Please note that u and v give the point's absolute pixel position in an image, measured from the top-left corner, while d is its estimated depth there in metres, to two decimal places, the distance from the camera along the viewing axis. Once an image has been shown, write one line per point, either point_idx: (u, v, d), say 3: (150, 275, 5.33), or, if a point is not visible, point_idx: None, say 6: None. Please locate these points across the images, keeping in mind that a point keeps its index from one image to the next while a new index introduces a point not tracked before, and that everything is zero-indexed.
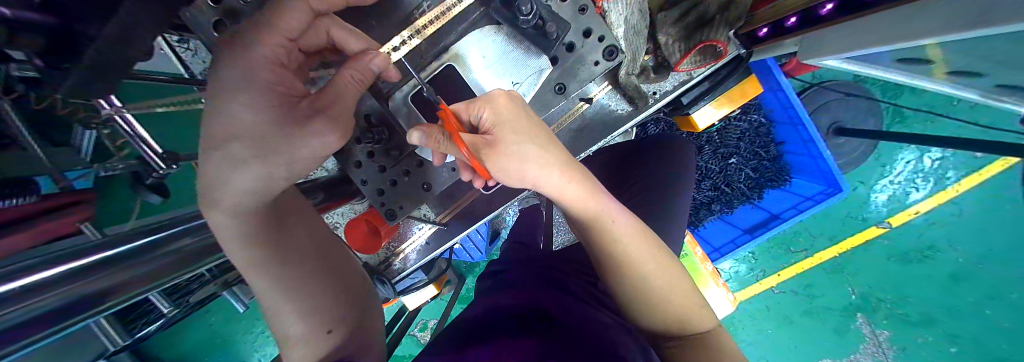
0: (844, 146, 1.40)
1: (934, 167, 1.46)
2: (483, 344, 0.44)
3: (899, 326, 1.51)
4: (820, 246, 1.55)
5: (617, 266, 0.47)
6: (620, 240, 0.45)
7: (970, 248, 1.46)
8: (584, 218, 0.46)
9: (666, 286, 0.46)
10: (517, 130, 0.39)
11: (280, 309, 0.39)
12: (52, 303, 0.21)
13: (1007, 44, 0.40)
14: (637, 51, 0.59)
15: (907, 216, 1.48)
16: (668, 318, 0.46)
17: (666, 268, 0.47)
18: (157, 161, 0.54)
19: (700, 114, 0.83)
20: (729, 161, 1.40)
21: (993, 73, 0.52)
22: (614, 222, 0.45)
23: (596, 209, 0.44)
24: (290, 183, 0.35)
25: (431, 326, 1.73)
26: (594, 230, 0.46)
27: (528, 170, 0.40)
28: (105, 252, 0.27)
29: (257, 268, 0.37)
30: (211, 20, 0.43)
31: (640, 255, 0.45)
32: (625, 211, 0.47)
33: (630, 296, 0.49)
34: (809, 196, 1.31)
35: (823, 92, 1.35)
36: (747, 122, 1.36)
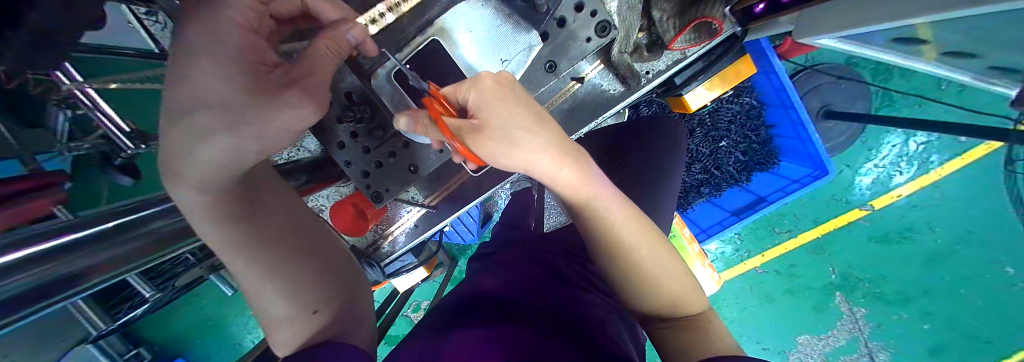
0: (832, 130, 1.42)
1: (918, 151, 1.50)
2: (471, 325, 0.45)
3: (874, 304, 1.61)
4: (803, 227, 1.61)
5: (608, 250, 0.47)
6: (610, 225, 0.45)
7: (946, 231, 1.54)
8: (575, 202, 0.45)
9: (655, 270, 0.46)
10: (506, 112, 0.37)
11: (263, 289, 0.38)
12: (25, 286, 0.20)
13: (1007, 22, 0.40)
14: (631, 27, 0.55)
15: (889, 199, 1.54)
16: (658, 302, 0.47)
17: (656, 251, 0.47)
18: (123, 140, 0.51)
19: (691, 95, 0.82)
20: (719, 144, 1.42)
21: (987, 54, 0.52)
22: (606, 209, 0.45)
23: (588, 194, 0.43)
24: (263, 160, 0.33)
25: (424, 307, 1.77)
26: (585, 214, 0.46)
27: (519, 154, 0.38)
28: (76, 234, 0.26)
29: (233, 248, 0.36)
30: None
31: (632, 241, 0.45)
32: (617, 196, 0.46)
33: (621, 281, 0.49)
34: (796, 179, 1.34)
35: (815, 75, 1.35)
36: (739, 105, 1.36)
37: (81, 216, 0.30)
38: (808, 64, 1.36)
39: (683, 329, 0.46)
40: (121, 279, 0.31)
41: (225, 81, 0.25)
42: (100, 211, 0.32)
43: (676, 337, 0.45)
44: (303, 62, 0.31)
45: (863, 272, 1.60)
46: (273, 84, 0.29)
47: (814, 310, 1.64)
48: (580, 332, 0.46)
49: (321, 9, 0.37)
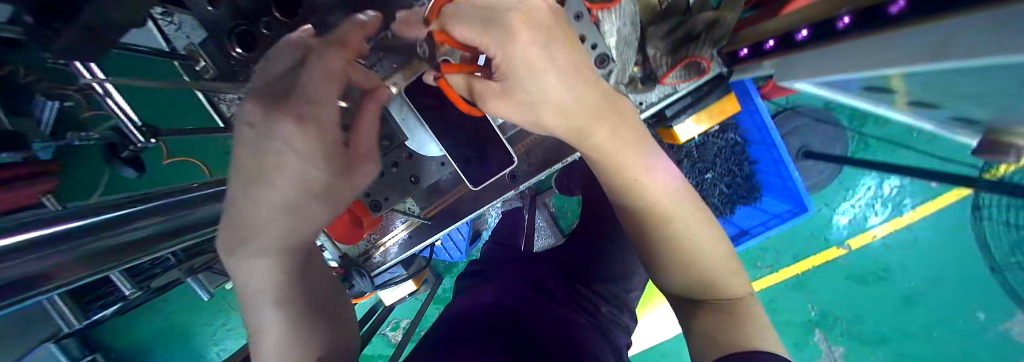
0: (810, 169, 1.51)
1: (891, 194, 1.59)
2: (466, 339, 0.46)
3: (853, 343, 1.64)
4: (784, 262, 1.66)
5: (652, 225, 0.47)
6: (657, 197, 0.46)
7: (921, 273, 1.60)
8: (618, 177, 0.47)
9: (698, 247, 0.46)
10: (533, 70, 0.36)
11: (266, 307, 0.40)
12: (17, 274, 0.20)
13: (957, 80, 0.46)
14: (627, 62, 0.61)
15: (866, 238, 1.61)
16: (696, 282, 0.47)
17: (713, 240, 0.48)
18: (134, 134, 0.49)
19: (681, 127, 0.86)
20: (705, 175, 1.48)
21: (949, 105, 0.58)
22: (652, 180, 0.46)
23: (634, 167, 0.46)
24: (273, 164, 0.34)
25: (404, 326, 1.69)
26: (631, 187, 0.47)
27: (541, 112, 0.40)
28: (60, 225, 0.24)
29: (251, 264, 0.38)
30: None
31: (675, 213, 0.46)
32: (665, 171, 0.48)
33: (663, 259, 0.49)
34: (775, 214, 1.42)
35: (794, 117, 1.47)
36: (724, 140, 1.44)
37: (72, 207, 0.30)
38: (788, 106, 1.47)
39: (725, 309, 0.44)
40: (102, 275, 0.30)
41: None
42: (92, 204, 0.31)
43: (724, 319, 0.43)
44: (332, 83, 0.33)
45: (843, 311, 1.64)
46: None
47: (796, 345, 1.66)
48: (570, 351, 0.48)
49: None
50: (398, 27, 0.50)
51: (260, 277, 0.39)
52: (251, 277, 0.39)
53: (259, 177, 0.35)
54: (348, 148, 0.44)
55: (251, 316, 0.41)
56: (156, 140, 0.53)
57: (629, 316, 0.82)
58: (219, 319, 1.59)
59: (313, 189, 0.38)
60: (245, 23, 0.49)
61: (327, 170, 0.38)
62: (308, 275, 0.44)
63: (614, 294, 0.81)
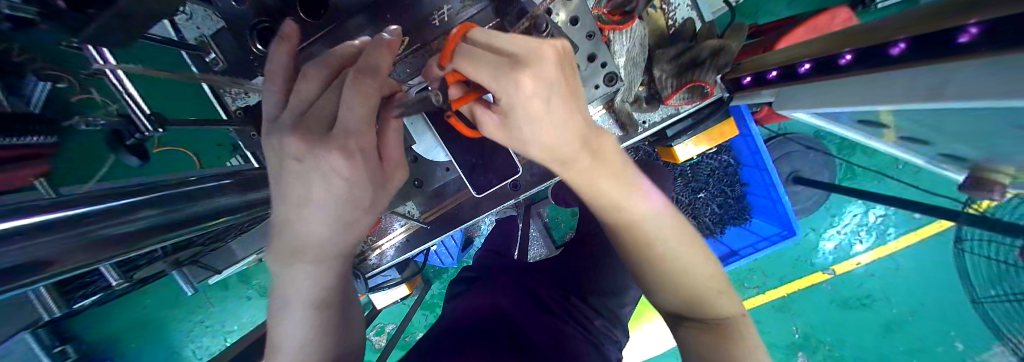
0: (799, 194, 1.55)
1: (876, 223, 1.63)
2: (467, 351, 0.46)
3: None
4: (771, 284, 1.68)
5: (633, 247, 0.47)
6: (638, 224, 0.45)
7: (904, 302, 1.63)
8: (603, 204, 0.45)
9: (682, 267, 0.45)
10: (533, 117, 0.32)
11: (301, 298, 0.39)
12: (12, 262, 0.19)
13: (947, 118, 0.48)
14: (633, 81, 0.63)
15: (851, 265, 1.65)
16: (684, 299, 0.47)
17: (702, 261, 0.46)
18: (141, 123, 0.45)
19: (681, 147, 0.88)
20: (698, 195, 1.50)
21: (936, 140, 0.61)
22: (635, 205, 0.44)
23: (616, 197, 0.44)
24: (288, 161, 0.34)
25: (389, 331, 1.65)
26: (613, 213, 0.45)
27: (530, 146, 0.37)
28: (46, 215, 0.22)
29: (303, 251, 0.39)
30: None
31: (657, 237, 0.45)
32: (648, 193, 0.45)
33: (649, 278, 0.49)
34: (765, 236, 1.43)
35: (786, 143, 1.51)
36: (717, 162, 1.47)
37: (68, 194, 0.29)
38: (780, 132, 1.51)
39: (715, 329, 0.44)
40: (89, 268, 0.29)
41: None
42: (89, 192, 0.30)
43: (715, 337, 0.43)
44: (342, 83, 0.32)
45: (826, 336, 1.66)
46: None
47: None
48: None
49: None
50: (414, 32, 0.49)
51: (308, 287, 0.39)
52: (301, 274, 0.39)
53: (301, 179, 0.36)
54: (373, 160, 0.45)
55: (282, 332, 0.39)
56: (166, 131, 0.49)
57: (620, 331, 0.80)
58: (197, 315, 1.56)
59: (358, 204, 0.40)
60: (268, 20, 0.47)
61: (371, 186, 0.41)
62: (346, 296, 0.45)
63: (608, 307, 0.81)
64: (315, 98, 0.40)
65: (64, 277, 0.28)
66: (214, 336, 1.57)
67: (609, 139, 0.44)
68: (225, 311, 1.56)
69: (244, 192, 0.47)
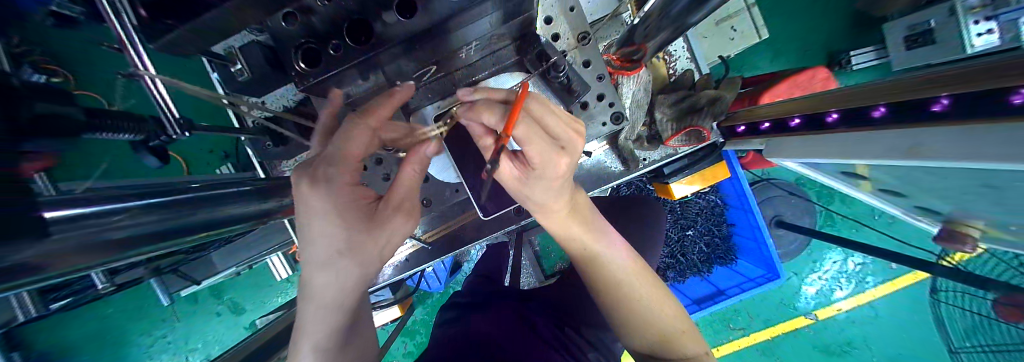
0: (783, 237, 1.61)
1: (856, 270, 1.67)
2: None
3: None
4: (756, 326, 1.68)
5: (609, 287, 0.55)
6: (609, 265, 0.55)
7: (883, 351, 1.65)
8: (579, 249, 0.56)
9: (648, 306, 0.54)
10: (546, 182, 0.44)
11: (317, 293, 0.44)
12: (29, 256, 0.18)
13: (921, 175, 0.54)
14: (636, 121, 0.68)
15: (831, 311, 1.67)
16: (653, 339, 0.54)
17: (663, 303, 0.55)
18: (169, 126, 0.42)
19: (676, 185, 0.92)
20: (686, 232, 1.54)
21: (912, 193, 0.67)
22: (604, 251, 0.55)
23: (589, 243, 0.55)
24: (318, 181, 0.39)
25: None
26: (588, 255, 0.56)
27: (535, 198, 0.47)
28: (69, 210, 0.22)
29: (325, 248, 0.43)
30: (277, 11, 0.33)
31: (624, 277, 0.55)
32: (616, 241, 0.57)
33: (621, 318, 0.57)
34: (752, 277, 1.45)
35: (768, 187, 1.59)
36: (705, 201, 1.53)
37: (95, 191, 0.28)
38: (763, 177, 1.60)
39: None
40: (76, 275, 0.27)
41: None
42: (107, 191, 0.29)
43: None
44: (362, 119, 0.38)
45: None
46: None
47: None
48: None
49: (403, 61, 0.44)
50: (442, 61, 0.48)
51: (317, 331, 0.44)
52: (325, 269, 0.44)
53: (307, 215, 0.40)
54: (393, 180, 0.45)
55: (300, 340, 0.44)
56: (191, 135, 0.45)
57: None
58: (159, 329, 1.42)
59: (344, 241, 0.43)
60: (314, 41, 0.39)
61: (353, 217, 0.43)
62: (357, 321, 0.49)
63: (601, 340, 0.79)
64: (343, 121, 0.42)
65: (50, 282, 0.25)
66: (173, 355, 1.43)
67: (584, 197, 0.57)
68: (187, 328, 1.43)
69: (260, 200, 0.47)
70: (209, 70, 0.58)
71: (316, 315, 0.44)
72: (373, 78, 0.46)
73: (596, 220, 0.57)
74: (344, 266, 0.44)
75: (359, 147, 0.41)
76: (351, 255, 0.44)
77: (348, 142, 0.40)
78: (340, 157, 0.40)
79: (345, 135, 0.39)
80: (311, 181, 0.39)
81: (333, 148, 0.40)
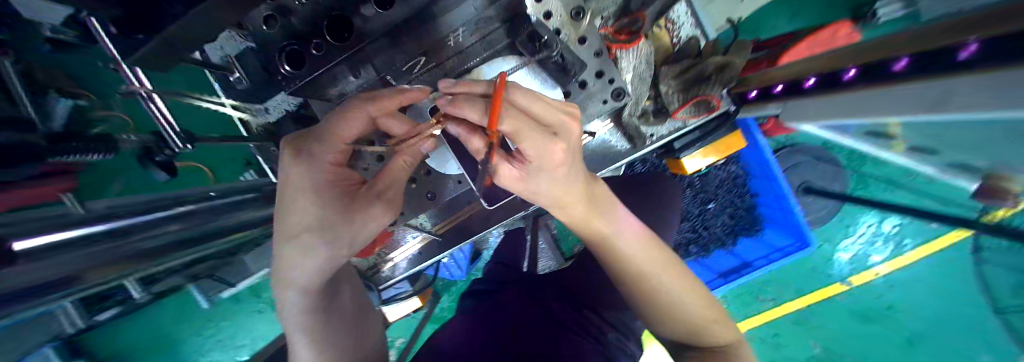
0: (811, 205, 1.53)
1: (892, 232, 1.57)
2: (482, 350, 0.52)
3: None
4: (787, 296, 1.64)
5: (634, 278, 0.54)
6: (631, 256, 0.53)
7: (920, 314, 1.58)
8: (597, 240, 0.54)
9: (678, 295, 0.53)
10: (553, 175, 0.38)
11: (285, 279, 0.41)
12: None
13: (956, 131, 0.49)
14: (640, 97, 0.65)
15: (868, 276, 1.59)
16: (686, 328, 0.54)
17: (693, 296, 0.54)
18: (171, 140, 0.40)
19: (688, 159, 0.88)
20: (707, 206, 1.53)
21: (946, 150, 0.61)
22: (624, 242, 0.53)
23: (607, 233, 0.53)
24: (296, 159, 0.37)
25: (398, 345, 1.58)
26: (606, 247, 0.54)
27: (542, 188, 0.40)
28: None
29: (294, 242, 0.39)
30: (261, 14, 0.38)
31: (650, 267, 0.53)
32: (637, 231, 0.55)
33: (648, 308, 0.56)
34: (780, 247, 1.38)
35: (794, 154, 1.49)
36: (725, 173, 1.49)
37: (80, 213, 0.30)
38: (789, 144, 1.51)
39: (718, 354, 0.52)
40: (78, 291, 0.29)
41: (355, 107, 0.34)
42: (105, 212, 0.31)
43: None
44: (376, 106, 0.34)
45: (845, 350, 1.63)
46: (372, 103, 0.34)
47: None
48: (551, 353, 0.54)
49: (390, 56, 0.46)
50: (430, 52, 0.47)
51: (288, 312, 0.43)
52: (298, 265, 0.40)
53: (286, 191, 0.38)
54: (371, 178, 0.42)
55: (283, 315, 0.44)
56: (193, 146, 0.44)
57: (634, 343, 0.78)
58: (211, 328, 1.56)
59: (319, 228, 0.39)
60: (295, 42, 0.43)
61: (325, 205, 0.38)
62: (335, 308, 0.48)
63: (622, 322, 0.79)
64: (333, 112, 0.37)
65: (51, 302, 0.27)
66: (226, 349, 1.58)
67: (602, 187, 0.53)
68: (238, 324, 1.56)
69: None
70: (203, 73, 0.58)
71: (286, 292, 0.42)
72: (365, 76, 0.48)
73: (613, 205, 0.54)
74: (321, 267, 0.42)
75: (346, 136, 0.37)
76: (317, 233, 0.39)
77: (329, 133, 0.36)
78: (331, 136, 0.37)
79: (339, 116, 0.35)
80: (294, 154, 0.37)
81: (313, 140, 0.37)
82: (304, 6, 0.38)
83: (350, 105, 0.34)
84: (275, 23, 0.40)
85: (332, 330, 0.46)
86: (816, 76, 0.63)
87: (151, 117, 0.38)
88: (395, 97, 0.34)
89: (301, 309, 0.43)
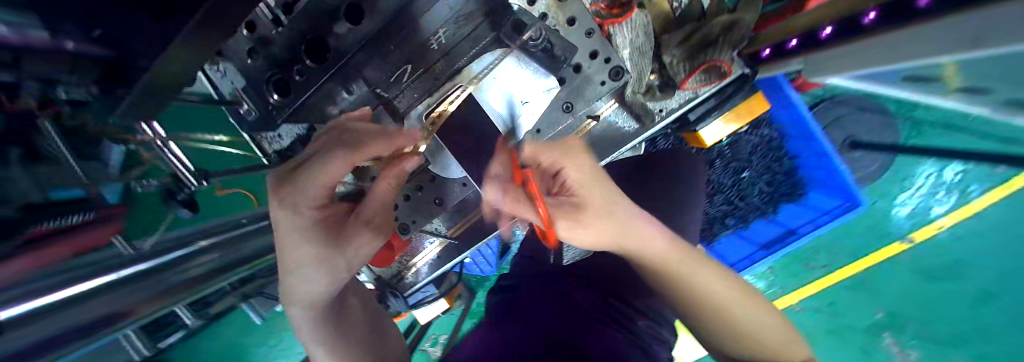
0: (860, 161, 1.38)
1: (955, 180, 1.40)
2: (507, 348, 0.52)
3: (932, 347, 1.47)
4: (841, 262, 1.50)
5: (691, 309, 0.44)
6: (688, 287, 0.42)
7: (992, 266, 1.42)
8: (640, 266, 0.44)
9: (753, 329, 0.42)
10: (596, 215, 0.40)
11: (290, 301, 0.44)
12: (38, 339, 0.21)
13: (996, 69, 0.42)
14: (643, 71, 0.61)
15: (931, 231, 1.43)
16: None
17: (775, 315, 0.44)
18: (187, 179, 0.44)
19: (706, 130, 0.84)
20: (741, 175, 1.41)
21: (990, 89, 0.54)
22: (677, 269, 0.42)
23: (652, 259, 0.42)
24: (277, 199, 0.38)
25: (443, 341, 1.65)
26: (654, 274, 0.44)
27: (587, 233, 0.41)
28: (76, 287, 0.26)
29: (291, 266, 0.41)
30: (245, 48, 0.41)
31: (717, 299, 0.42)
32: (689, 253, 0.44)
33: (710, 337, 0.46)
34: (827, 210, 1.27)
35: (835, 107, 1.35)
36: (758, 137, 1.35)
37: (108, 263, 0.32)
38: (828, 97, 1.36)
39: None
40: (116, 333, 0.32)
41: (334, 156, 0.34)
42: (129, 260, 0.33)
43: None
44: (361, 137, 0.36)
45: (914, 313, 1.47)
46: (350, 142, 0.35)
47: (862, 351, 1.51)
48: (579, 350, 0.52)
49: (375, 69, 0.46)
50: (415, 59, 0.47)
51: (302, 328, 0.46)
52: (300, 287, 0.42)
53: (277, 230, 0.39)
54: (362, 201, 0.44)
55: (297, 331, 0.47)
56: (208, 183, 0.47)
57: (667, 330, 0.77)
58: None
59: (309, 255, 0.40)
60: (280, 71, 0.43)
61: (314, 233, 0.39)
62: (347, 322, 0.49)
63: (653, 307, 0.77)
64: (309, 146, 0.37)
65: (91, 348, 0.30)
66: None
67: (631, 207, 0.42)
68: None
69: None
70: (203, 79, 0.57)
71: (292, 310, 0.45)
72: (358, 91, 0.47)
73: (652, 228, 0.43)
74: (330, 286, 0.43)
75: (324, 182, 0.35)
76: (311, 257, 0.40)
77: (308, 179, 0.35)
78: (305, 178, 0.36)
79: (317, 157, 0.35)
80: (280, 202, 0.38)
81: (289, 186, 0.36)
82: (283, 33, 0.39)
83: (333, 151, 0.34)
84: (258, 55, 0.42)
85: (350, 343, 0.47)
86: (832, 26, 0.59)
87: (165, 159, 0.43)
88: (385, 141, 0.37)
89: (311, 324, 0.45)
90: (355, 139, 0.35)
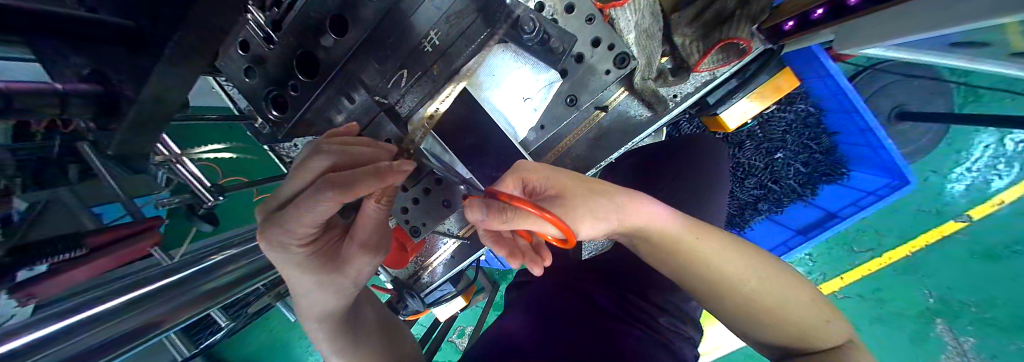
0: (908, 133, 1.26)
1: (1018, 150, 1.27)
2: (518, 344, 0.52)
3: (987, 332, 1.31)
4: (888, 244, 1.38)
5: (690, 274, 0.45)
6: (679, 248, 0.44)
7: None
8: (634, 234, 0.46)
9: (757, 290, 0.42)
10: (582, 206, 0.39)
11: (306, 314, 0.47)
12: (66, 355, 0.23)
13: None
14: (652, 55, 0.58)
15: (990, 207, 1.30)
16: (782, 330, 0.42)
17: (787, 280, 0.42)
18: (204, 195, 0.48)
19: (727, 114, 0.78)
20: (774, 156, 1.26)
21: None
22: (667, 232, 0.44)
23: (643, 225, 0.44)
24: (268, 234, 0.36)
25: (469, 332, 1.69)
26: (648, 241, 0.45)
27: (584, 220, 0.39)
28: (107, 304, 0.28)
29: (301, 286, 0.43)
30: (242, 67, 0.43)
31: (710, 260, 0.43)
32: (680, 217, 0.45)
33: (720, 305, 0.46)
34: (872, 191, 1.17)
35: (879, 75, 1.21)
36: (793, 113, 1.21)
37: (137, 281, 0.35)
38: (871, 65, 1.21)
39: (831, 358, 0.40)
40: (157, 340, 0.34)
41: (325, 192, 0.31)
42: (155, 278, 0.36)
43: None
44: (344, 178, 0.30)
45: (968, 297, 1.33)
46: (342, 178, 0.30)
47: (911, 339, 1.36)
48: (587, 346, 0.53)
49: (371, 76, 0.46)
50: (410, 63, 0.46)
51: (320, 336, 0.50)
52: (312, 301, 0.45)
53: (281, 262, 0.40)
54: (353, 231, 0.40)
55: (316, 337, 0.51)
56: (225, 197, 0.51)
57: (690, 326, 0.74)
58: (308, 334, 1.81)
59: (316, 274, 0.42)
60: (277, 87, 0.45)
61: (314, 255, 0.41)
62: (360, 324, 0.52)
63: (676, 304, 0.73)
64: (294, 185, 0.33)
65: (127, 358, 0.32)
66: None
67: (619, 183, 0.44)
68: None
69: None
70: (217, 86, 0.59)
71: (309, 321, 0.48)
72: (359, 99, 0.46)
73: (642, 197, 0.45)
74: (339, 294, 0.45)
75: (312, 220, 0.34)
76: (314, 273, 0.42)
77: (296, 216, 0.33)
78: (293, 218, 0.33)
79: (304, 204, 0.32)
80: (273, 243, 0.37)
81: (274, 223, 0.34)
82: (275, 50, 0.41)
83: (318, 193, 0.31)
84: (255, 74, 0.44)
85: (360, 345, 0.51)
86: None
87: (184, 179, 0.46)
88: (376, 180, 0.31)
89: (328, 332, 0.49)
90: (342, 180, 0.30)
